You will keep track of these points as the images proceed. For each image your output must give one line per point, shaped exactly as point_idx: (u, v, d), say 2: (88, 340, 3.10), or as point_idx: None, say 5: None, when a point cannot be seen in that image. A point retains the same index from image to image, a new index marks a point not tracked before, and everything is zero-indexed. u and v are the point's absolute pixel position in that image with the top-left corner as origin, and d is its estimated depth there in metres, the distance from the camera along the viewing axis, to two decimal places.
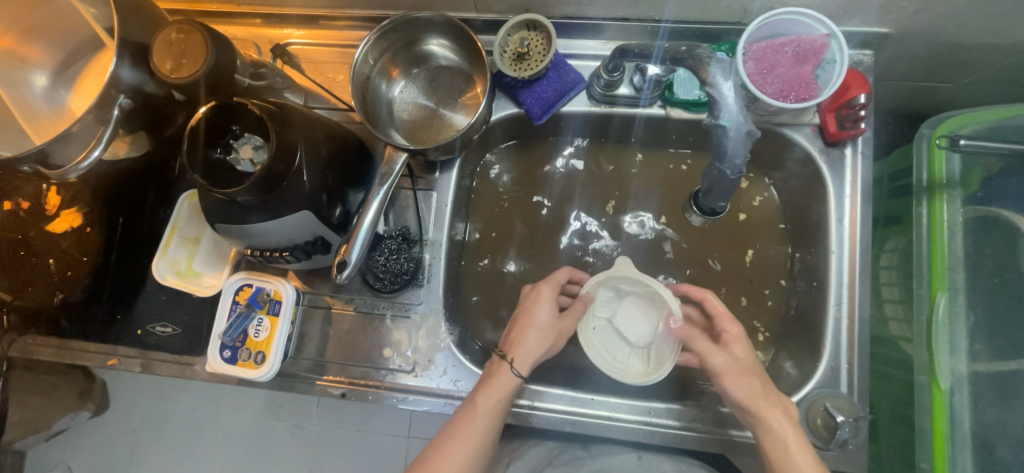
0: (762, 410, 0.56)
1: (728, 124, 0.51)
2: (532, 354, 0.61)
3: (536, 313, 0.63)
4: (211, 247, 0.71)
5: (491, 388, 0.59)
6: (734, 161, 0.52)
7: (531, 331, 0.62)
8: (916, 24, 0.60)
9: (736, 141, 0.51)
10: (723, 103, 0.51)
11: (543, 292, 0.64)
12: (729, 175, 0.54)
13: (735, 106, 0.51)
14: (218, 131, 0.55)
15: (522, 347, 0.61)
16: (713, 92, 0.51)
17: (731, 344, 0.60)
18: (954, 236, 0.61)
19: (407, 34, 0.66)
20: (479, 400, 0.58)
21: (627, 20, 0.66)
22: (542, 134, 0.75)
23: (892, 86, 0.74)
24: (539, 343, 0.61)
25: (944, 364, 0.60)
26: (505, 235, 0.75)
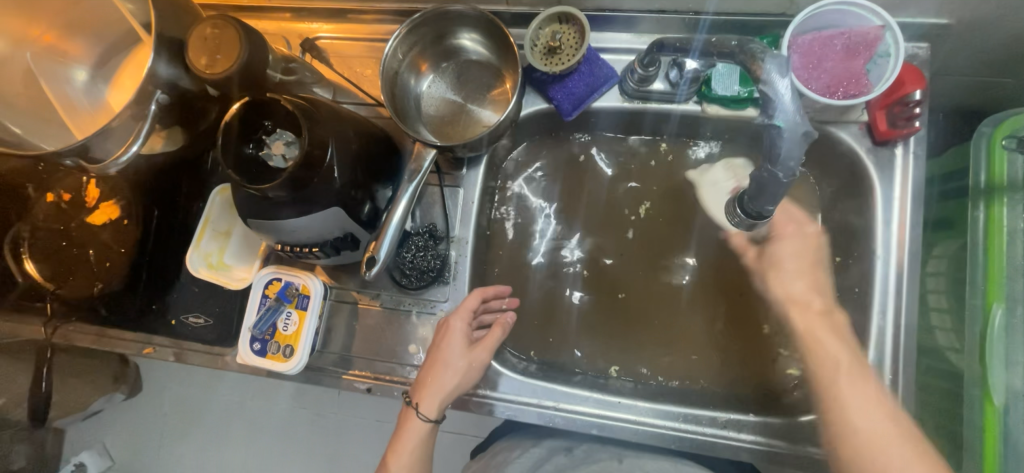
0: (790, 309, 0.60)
1: (783, 125, 0.48)
2: (438, 398, 0.61)
3: (444, 351, 0.62)
4: (241, 240, 0.72)
5: (402, 442, 0.62)
6: (788, 163, 0.50)
7: (437, 374, 0.62)
8: (979, 15, 0.56)
9: (791, 143, 0.48)
10: (779, 102, 0.48)
11: (449, 330, 0.63)
12: (780, 178, 0.51)
13: (792, 106, 0.48)
14: (250, 126, 0.55)
15: (428, 393, 0.61)
16: (767, 91, 0.48)
17: (779, 241, 0.63)
18: (1015, 242, 0.57)
19: (437, 27, 0.65)
20: (393, 458, 0.61)
21: (664, 12, 0.64)
22: (572, 130, 0.73)
23: (948, 81, 0.69)
24: (445, 386, 0.61)
25: (998, 379, 0.56)
26: (531, 232, 0.74)
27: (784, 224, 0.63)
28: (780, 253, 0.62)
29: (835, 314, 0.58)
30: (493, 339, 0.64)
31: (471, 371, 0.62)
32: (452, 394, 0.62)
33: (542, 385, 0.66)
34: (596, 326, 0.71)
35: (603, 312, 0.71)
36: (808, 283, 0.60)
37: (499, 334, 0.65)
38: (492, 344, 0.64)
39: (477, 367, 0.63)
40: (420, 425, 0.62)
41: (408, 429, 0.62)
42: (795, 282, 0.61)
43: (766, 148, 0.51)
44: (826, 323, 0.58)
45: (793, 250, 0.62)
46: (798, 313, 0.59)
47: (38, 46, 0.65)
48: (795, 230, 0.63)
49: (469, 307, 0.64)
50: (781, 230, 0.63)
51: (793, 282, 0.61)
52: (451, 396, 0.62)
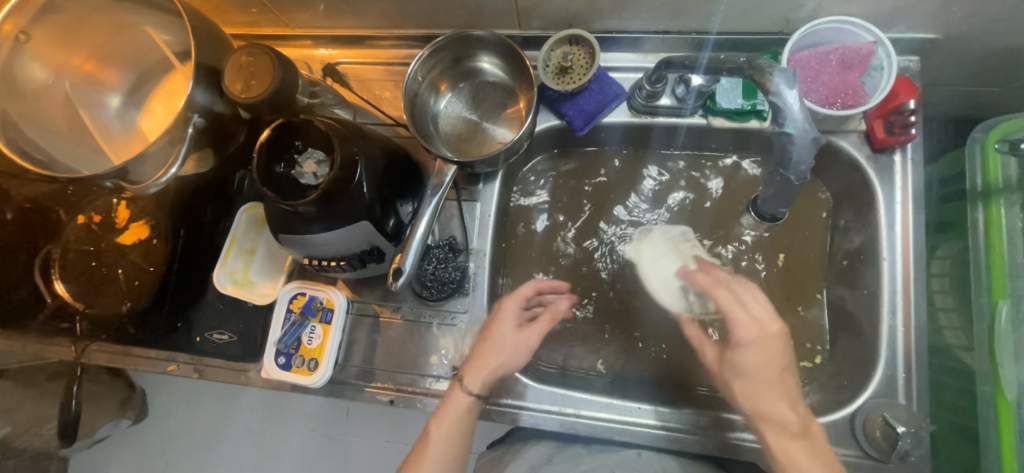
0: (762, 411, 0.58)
1: (794, 132, 0.51)
2: (485, 373, 0.63)
3: (496, 328, 0.65)
4: (265, 257, 0.74)
5: (444, 414, 0.62)
6: (798, 167, 0.54)
7: (486, 351, 0.64)
8: (966, 29, 0.60)
9: (801, 149, 0.52)
10: (788, 112, 0.51)
11: (503, 309, 0.66)
12: (792, 180, 0.55)
13: (800, 115, 0.51)
14: (282, 146, 0.58)
15: (476, 366, 0.63)
16: (778, 102, 0.51)
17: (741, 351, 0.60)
18: (1014, 241, 0.59)
19: (456, 50, 0.69)
20: (433, 429, 0.61)
21: (669, 32, 0.68)
22: (581, 146, 0.77)
23: (939, 91, 0.73)
24: (491, 363, 0.64)
25: (1010, 374, 0.57)
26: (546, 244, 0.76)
27: (745, 327, 0.60)
28: (743, 361, 0.60)
29: (811, 434, 0.56)
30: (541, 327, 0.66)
31: (518, 350, 0.65)
32: (497, 372, 0.64)
33: (564, 393, 0.67)
34: (613, 334, 0.72)
35: (618, 320, 0.72)
36: (783, 397, 0.58)
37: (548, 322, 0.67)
38: (541, 331, 0.66)
39: (523, 347, 0.65)
40: (463, 398, 0.63)
41: (452, 400, 0.62)
42: (762, 395, 0.58)
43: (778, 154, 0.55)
44: (799, 442, 0.56)
45: (755, 361, 0.59)
46: (771, 431, 0.57)
47: (76, 75, 0.68)
48: (758, 333, 0.60)
49: (524, 293, 0.67)
50: (744, 335, 0.60)
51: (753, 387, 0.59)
52: (496, 374, 0.64)
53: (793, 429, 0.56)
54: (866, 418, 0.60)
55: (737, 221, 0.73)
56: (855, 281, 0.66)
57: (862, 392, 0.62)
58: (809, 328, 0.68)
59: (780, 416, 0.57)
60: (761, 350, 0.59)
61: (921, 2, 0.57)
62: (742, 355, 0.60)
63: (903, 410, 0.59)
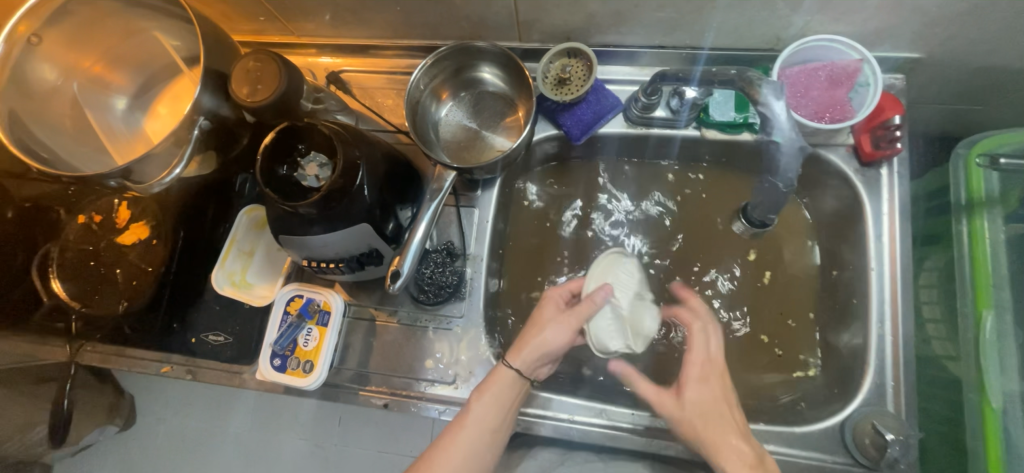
0: (719, 447, 0.57)
1: (782, 141, 0.55)
2: (530, 354, 0.63)
3: (543, 312, 0.66)
4: (263, 260, 0.75)
5: (484, 390, 0.63)
6: (786, 175, 0.57)
7: (534, 333, 0.64)
8: (948, 49, 0.63)
9: (788, 157, 0.56)
10: (775, 122, 0.55)
11: (552, 293, 0.68)
12: (780, 188, 0.58)
13: (787, 126, 0.55)
14: (286, 149, 0.59)
15: (522, 346, 0.63)
16: (767, 112, 0.54)
17: (691, 385, 0.60)
18: (997, 254, 0.61)
19: (457, 61, 0.71)
20: (472, 403, 0.62)
21: (664, 47, 0.70)
22: (578, 156, 0.78)
23: (925, 109, 0.76)
24: (541, 342, 0.63)
25: (995, 384, 0.58)
26: (542, 251, 0.78)
27: (693, 361, 0.62)
28: (698, 397, 0.60)
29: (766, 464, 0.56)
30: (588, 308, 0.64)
31: (558, 330, 0.63)
32: (543, 355, 0.63)
33: (556, 398, 0.68)
34: None
35: None
36: (740, 431, 0.58)
37: (591, 309, 0.63)
38: (583, 314, 0.63)
39: (564, 328, 0.63)
40: (507, 374, 0.63)
41: (493, 380, 0.63)
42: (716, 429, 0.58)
43: (769, 161, 0.58)
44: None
45: (708, 395, 0.60)
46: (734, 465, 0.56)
47: (84, 76, 0.69)
48: (700, 369, 0.61)
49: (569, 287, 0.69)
50: (691, 371, 0.61)
51: (701, 420, 0.59)
52: (541, 356, 0.63)
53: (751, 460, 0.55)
54: (855, 426, 0.60)
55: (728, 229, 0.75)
56: (844, 291, 0.68)
57: (852, 400, 0.62)
58: (800, 338, 0.69)
59: (735, 453, 0.57)
60: (710, 383, 0.61)
61: (904, 23, 0.60)
62: (691, 391, 0.60)
63: (892, 417, 0.59)
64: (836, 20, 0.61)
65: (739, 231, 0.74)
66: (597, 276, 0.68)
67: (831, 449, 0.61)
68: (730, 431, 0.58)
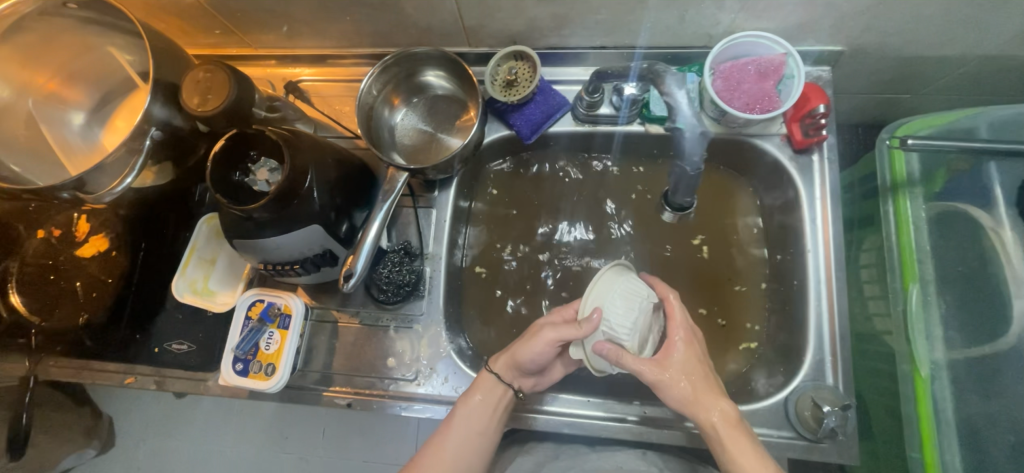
0: (703, 401, 0.59)
1: (684, 127, 0.69)
2: (505, 362, 0.66)
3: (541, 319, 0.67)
4: (225, 267, 0.76)
5: (470, 395, 0.65)
6: (693, 158, 0.68)
7: (517, 344, 0.65)
8: (866, 41, 0.67)
9: (691, 141, 0.68)
10: (679, 110, 0.68)
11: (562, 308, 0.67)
12: (689, 171, 0.69)
13: (688, 112, 0.68)
14: (237, 157, 0.61)
15: (500, 357, 0.66)
16: (670, 100, 0.68)
17: (675, 345, 0.62)
18: (919, 230, 0.63)
19: (407, 68, 0.74)
20: (459, 408, 0.65)
21: (605, 48, 0.74)
22: (532, 155, 0.81)
23: (859, 98, 0.81)
24: (511, 355, 0.65)
25: (922, 353, 0.61)
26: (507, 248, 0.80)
27: (676, 327, 0.63)
28: (678, 357, 0.61)
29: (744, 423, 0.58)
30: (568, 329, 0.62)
31: (530, 346, 0.63)
32: (520, 365, 0.65)
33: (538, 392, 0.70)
34: None
35: None
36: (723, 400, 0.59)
37: (576, 335, 0.61)
38: (563, 334, 0.62)
39: (538, 344, 0.63)
40: (491, 380, 0.65)
41: (477, 388, 0.66)
42: (686, 383, 0.60)
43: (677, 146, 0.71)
44: (740, 436, 0.57)
45: (685, 355, 0.61)
46: (718, 422, 0.58)
47: (40, 93, 0.70)
48: (684, 333, 0.63)
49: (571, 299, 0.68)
50: (675, 333, 0.63)
51: (684, 382, 0.60)
52: (517, 365, 0.65)
53: (729, 415, 0.58)
54: (796, 400, 0.63)
55: (659, 219, 0.78)
56: (787, 274, 0.71)
57: (795, 377, 0.65)
58: (749, 321, 0.72)
59: (717, 412, 0.58)
60: (691, 347, 0.62)
61: (821, 18, 0.64)
62: (674, 352, 0.62)
63: (828, 390, 0.63)
64: (759, 17, 0.65)
65: (670, 220, 0.77)
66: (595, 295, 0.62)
67: (777, 423, 0.64)
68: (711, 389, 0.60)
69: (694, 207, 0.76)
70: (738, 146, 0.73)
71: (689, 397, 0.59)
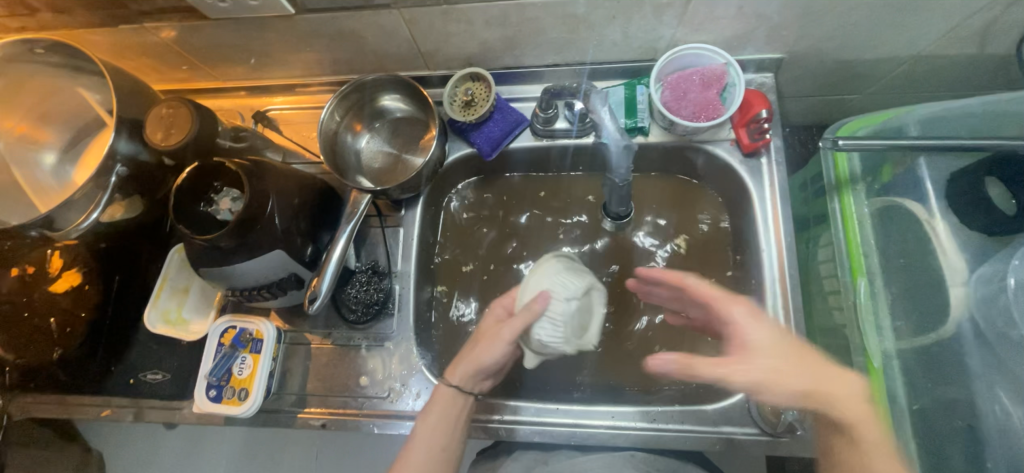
0: (802, 373, 0.52)
1: (608, 141, 0.70)
2: (464, 369, 0.65)
3: (486, 322, 0.69)
4: (199, 294, 0.77)
5: (431, 408, 0.65)
6: (619, 170, 0.69)
7: (471, 350, 0.66)
8: (803, 47, 0.71)
9: (617, 155, 0.69)
10: (603, 126, 0.71)
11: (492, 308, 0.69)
12: (619, 182, 0.70)
13: (612, 128, 0.71)
14: (200, 188, 0.62)
15: (458, 364, 0.66)
16: (596, 118, 0.73)
17: (744, 323, 0.54)
18: (863, 226, 0.66)
19: (367, 94, 0.77)
20: (421, 423, 0.64)
21: (558, 65, 0.77)
22: (498, 171, 0.83)
23: (810, 100, 0.84)
24: (474, 359, 0.64)
25: (873, 344, 0.62)
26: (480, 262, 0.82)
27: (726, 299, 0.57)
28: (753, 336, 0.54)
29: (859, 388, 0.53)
30: (524, 318, 0.61)
31: (490, 345, 0.63)
32: (478, 370, 0.64)
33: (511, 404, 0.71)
34: None
35: None
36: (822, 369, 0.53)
37: (527, 319, 0.61)
38: (519, 325, 0.61)
39: (497, 343, 0.62)
40: (448, 391, 0.65)
41: (436, 402, 0.65)
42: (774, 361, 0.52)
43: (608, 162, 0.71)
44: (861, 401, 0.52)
45: (769, 332, 0.54)
46: (828, 392, 0.52)
47: (10, 137, 0.72)
48: (743, 306, 0.56)
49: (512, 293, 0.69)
50: (729, 310, 0.56)
51: (768, 364, 0.52)
52: (476, 370, 0.64)
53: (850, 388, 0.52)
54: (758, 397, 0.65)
55: (600, 228, 0.80)
56: (747, 273, 0.73)
57: None
58: None
59: (835, 380, 0.52)
60: (759, 322, 0.55)
61: (755, 28, 0.67)
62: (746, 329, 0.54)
63: None
64: (697, 30, 0.68)
65: (609, 229, 0.79)
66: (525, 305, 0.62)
67: (741, 421, 0.66)
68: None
69: (631, 215, 0.78)
70: (692, 153, 0.76)
71: (811, 383, 0.52)
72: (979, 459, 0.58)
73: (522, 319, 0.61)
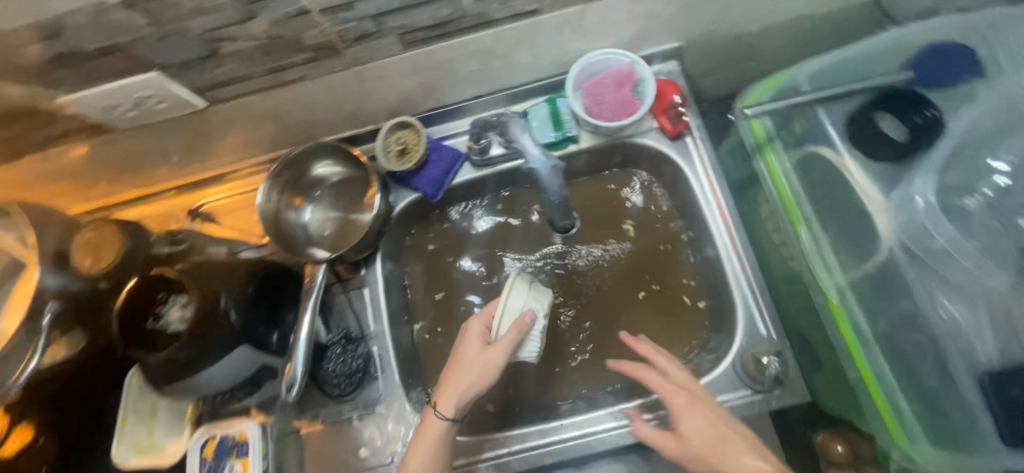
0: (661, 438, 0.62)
1: (537, 165, 0.77)
2: (453, 398, 0.63)
3: (467, 348, 0.65)
4: (170, 412, 0.71)
5: (420, 444, 0.63)
6: (553, 188, 0.77)
7: (457, 375, 0.64)
8: (696, 33, 0.76)
9: (547, 175, 0.77)
10: (530, 153, 0.77)
11: (468, 331, 0.66)
12: (554, 200, 0.78)
13: (538, 153, 0.77)
14: (144, 304, 0.59)
15: (445, 391, 0.64)
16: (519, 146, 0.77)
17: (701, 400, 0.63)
18: (789, 178, 0.70)
19: (299, 167, 0.76)
20: (410, 460, 0.62)
21: (481, 96, 0.79)
22: (448, 206, 0.83)
23: (719, 76, 0.91)
24: (464, 383, 0.64)
25: (827, 281, 0.66)
26: (453, 300, 0.81)
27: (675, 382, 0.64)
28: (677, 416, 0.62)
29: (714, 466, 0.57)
30: (510, 340, 0.63)
31: (480, 371, 0.64)
32: (466, 395, 0.64)
33: (513, 434, 0.71)
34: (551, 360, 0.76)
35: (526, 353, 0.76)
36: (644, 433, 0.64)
37: (518, 338, 0.64)
38: (508, 343, 0.63)
39: (490, 371, 0.64)
40: (439, 424, 0.63)
41: (425, 432, 0.63)
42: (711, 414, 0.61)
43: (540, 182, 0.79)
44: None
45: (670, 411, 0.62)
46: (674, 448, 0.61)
47: None
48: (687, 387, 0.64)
49: (489, 311, 0.67)
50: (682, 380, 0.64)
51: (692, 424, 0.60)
52: (465, 396, 0.64)
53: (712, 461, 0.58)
54: (740, 359, 0.69)
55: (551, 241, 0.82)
56: (703, 245, 0.77)
57: (736, 338, 0.71)
58: (677, 295, 0.77)
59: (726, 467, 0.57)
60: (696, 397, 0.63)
61: (649, 25, 0.72)
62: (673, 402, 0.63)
63: (763, 343, 0.69)
64: (599, 38, 0.72)
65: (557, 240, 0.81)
66: (514, 324, 0.64)
67: (732, 386, 0.69)
68: (743, 455, 0.56)
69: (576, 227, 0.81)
70: (626, 148, 0.80)
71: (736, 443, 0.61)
72: (943, 368, 0.61)
73: (512, 339, 0.63)
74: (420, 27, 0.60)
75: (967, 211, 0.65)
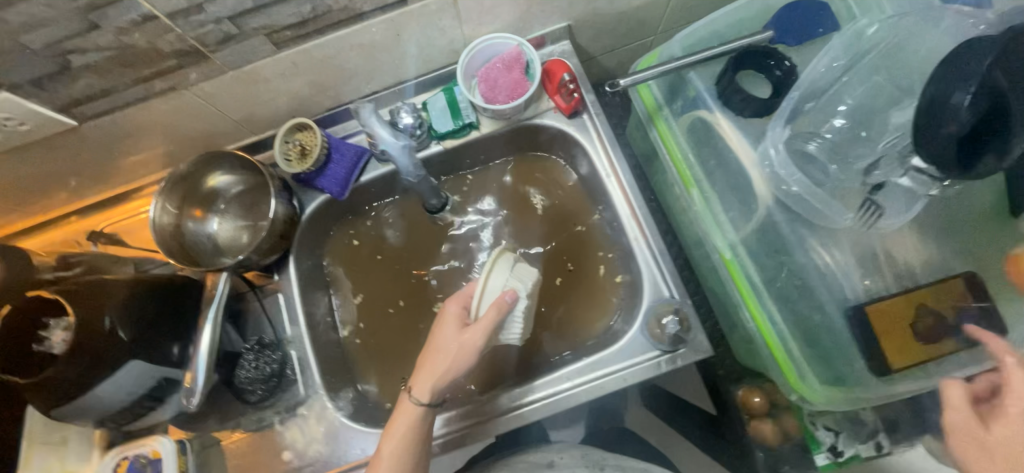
0: None
1: (388, 148, 0.72)
2: (428, 383, 0.62)
3: (443, 330, 0.63)
4: (79, 439, 0.69)
5: (394, 429, 0.62)
6: (409, 169, 0.73)
7: (431, 359, 0.63)
8: (581, 12, 0.78)
9: (400, 157, 0.72)
10: (381, 137, 0.72)
11: (444, 315, 0.64)
12: (415, 179, 0.75)
13: (388, 137, 0.72)
14: (25, 329, 0.58)
15: (420, 377, 0.63)
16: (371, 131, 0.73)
17: None
18: (680, 143, 0.73)
19: (195, 179, 0.75)
20: (383, 446, 0.61)
21: (377, 92, 0.80)
22: (365, 206, 0.85)
23: (619, 53, 0.93)
24: (432, 369, 0.63)
25: (718, 238, 0.69)
26: (378, 296, 0.83)
27: None
28: None
29: None
30: (490, 321, 0.61)
31: (447, 355, 0.62)
32: (443, 379, 0.62)
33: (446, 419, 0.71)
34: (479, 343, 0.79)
35: None
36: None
37: (495, 320, 0.61)
38: (487, 324, 0.61)
39: (470, 355, 0.62)
40: (413, 409, 0.62)
41: (400, 415, 0.62)
42: None
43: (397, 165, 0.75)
44: None
45: None
46: None
47: None
48: None
49: (465, 293, 0.66)
50: None
51: None
52: (441, 381, 0.62)
53: None
54: (647, 322, 0.70)
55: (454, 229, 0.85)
56: (611, 217, 0.80)
57: (645, 301, 0.73)
58: (590, 268, 0.81)
59: None
60: None
61: (530, 7, 0.73)
62: None
63: (665, 303, 0.71)
64: (481, 24, 0.73)
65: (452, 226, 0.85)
66: (495, 304, 0.62)
67: (642, 349, 0.70)
68: None
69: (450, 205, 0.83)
70: (528, 131, 0.81)
71: None
72: (822, 308, 0.64)
73: (491, 319, 0.61)
74: (284, 25, 0.60)
75: (812, 156, 0.67)
